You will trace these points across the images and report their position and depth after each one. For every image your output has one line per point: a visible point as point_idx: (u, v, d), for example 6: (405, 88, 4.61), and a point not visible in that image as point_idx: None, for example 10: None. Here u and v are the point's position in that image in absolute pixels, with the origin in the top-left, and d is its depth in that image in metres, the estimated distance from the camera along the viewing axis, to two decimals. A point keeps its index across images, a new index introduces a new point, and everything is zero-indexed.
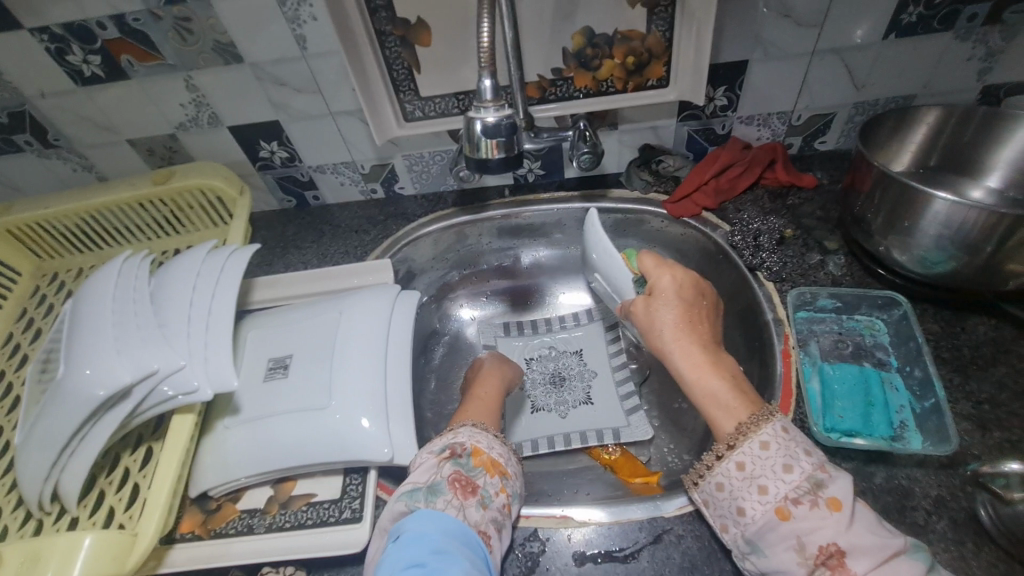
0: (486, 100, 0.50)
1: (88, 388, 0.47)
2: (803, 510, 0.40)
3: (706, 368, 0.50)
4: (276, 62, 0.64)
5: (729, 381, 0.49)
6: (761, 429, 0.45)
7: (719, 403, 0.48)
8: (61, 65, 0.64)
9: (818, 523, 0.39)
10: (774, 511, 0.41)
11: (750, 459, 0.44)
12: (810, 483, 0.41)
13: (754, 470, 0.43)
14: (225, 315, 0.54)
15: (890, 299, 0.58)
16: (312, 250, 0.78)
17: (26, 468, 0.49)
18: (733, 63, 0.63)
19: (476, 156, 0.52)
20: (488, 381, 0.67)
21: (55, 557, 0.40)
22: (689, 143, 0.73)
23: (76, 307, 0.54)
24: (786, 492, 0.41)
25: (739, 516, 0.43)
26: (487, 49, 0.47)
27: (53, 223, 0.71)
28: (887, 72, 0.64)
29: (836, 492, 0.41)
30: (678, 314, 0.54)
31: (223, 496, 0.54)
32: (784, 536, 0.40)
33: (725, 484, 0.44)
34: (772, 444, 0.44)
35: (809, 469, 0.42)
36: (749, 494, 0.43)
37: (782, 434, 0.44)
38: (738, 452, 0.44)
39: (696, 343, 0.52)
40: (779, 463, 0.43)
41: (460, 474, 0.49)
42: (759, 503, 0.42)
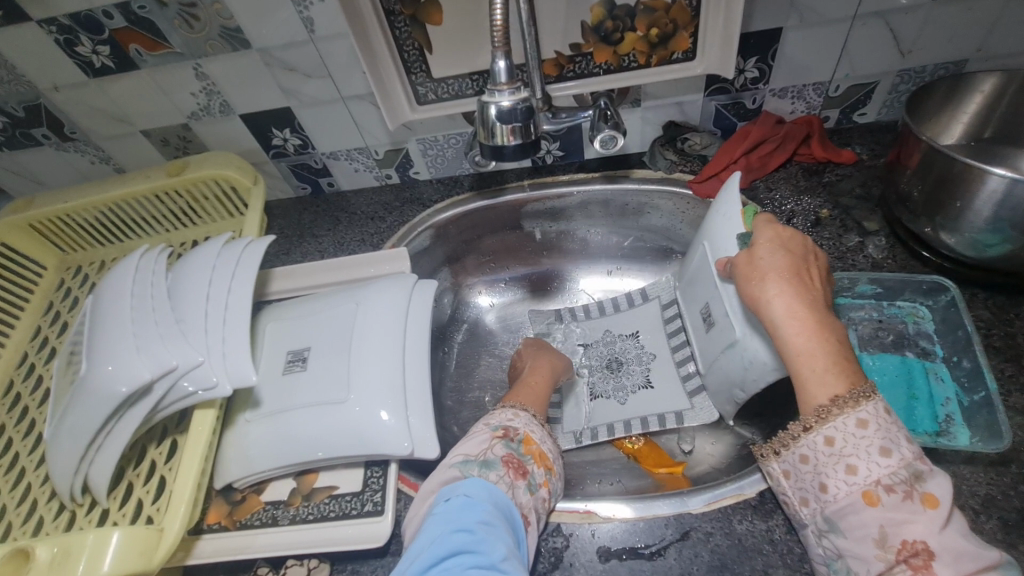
0: (501, 82, 0.47)
1: (110, 385, 0.47)
2: (895, 499, 0.38)
3: (808, 325, 0.44)
4: (284, 47, 0.62)
5: (832, 348, 0.43)
6: (859, 405, 0.40)
7: (814, 367, 0.43)
8: (72, 56, 0.63)
9: (906, 515, 0.37)
10: (861, 494, 0.39)
11: (841, 433, 0.40)
12: (908, 472, 0.38)
13: (846, 447, 0.40)
14: (242, 310, 0.53)
15: (936, 284, 0.53)
16: (328, 239, 0.77)
17: (56, 462, 0.50)
18: (766, 32, 0.59)
19: (492, 143, 0.50)
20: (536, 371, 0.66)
21: (86, 550, 0.41)
22: (717, 119, 0.69)
23: (96, 303, 0.54)
24: (879, 476, 0.39)
25: (821, 492, 0.41)
26: (500, 27, 0.44)
27: (73, 217, 0.71)
28: (937, 36, 0.59)
29: (935, 489, 0.38)
30: (785, 260, 0.47)
31: (248, 488, 0.55)
32: (866, 522, 0.38)
33: (809, 458, 0.42)
34: (871, 423, 0.40)
35: (909, 458, 0.39)
36: (834, 472, 0.41)
37: (884, 414, 0.40)
38: (828, 426, 0.41)
39: (803, 298, 0.45)
40: (875, 444, 0.39)
41: (512, 456, 0.49)
42: (844, 482, 0.40)
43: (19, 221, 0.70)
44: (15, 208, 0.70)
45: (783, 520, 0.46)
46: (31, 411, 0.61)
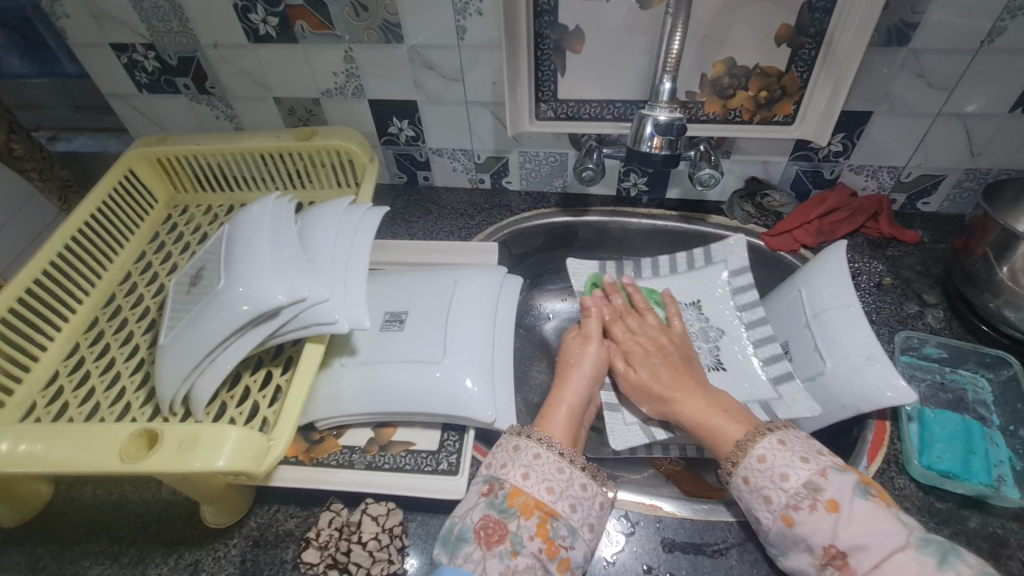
0: (662, 100, 0.56)
1: (242, 302, 0.51)
2: (804, 515, 0.44)
3: (679, 401, 0.58)
4: (432, 47, 0.70)
5: (719, 413, 0.55)
6: (756, 444, 0.49)
7: (711, 428, 0.54)
8: (242, 21, 0.71)
9: (816, 525, 0.43)
10: (781, 518, 0.45)
11: (752, 473, 0.48)
12: (807, 488, 0.45)
13: (757, 483, 0.47)
14: (362, 261, 0.58)
15: (998, 358, 0.59)
16: (419, 226, 0.84)
17: (166, 368, 0.54)
18: (859, 113, 0.67)
19: (640, 149, 0.58)
20: (567, 395, 0.59)
21: (206, 443, 0.43)
22: (795, 182, 0.76)
23: (233, 230, 0.59)
24: (787, 500, 0.45)
25: (758, 525, 0.47)
26: (675, 56, 0.54)
27: (194, 159, 0.77)
28: (1006, 145, 0.67)
29: (833, 494, 0.44)
30: (656, 369, 0.62)
31: (327, 431, 0.57)
32: (796, 541, 0.44)
33: (750, 478, 0.48)
34: (769, 456, 0.48)
35: (807, 475, 0.45)
36: (758, 504, 0.47)
37: (777, 446, 0.48)
38: (742, 468, 0.48)
39: (689, 383, 0.59)
40: (777, 472, 0.47)
41: (490, 519, 0.46)
42: (767, 511, 0.46)
43: (149, 153, 0.76)
44: (149, 141, 0.76)
45: None
46: (130, 323, 0.64)
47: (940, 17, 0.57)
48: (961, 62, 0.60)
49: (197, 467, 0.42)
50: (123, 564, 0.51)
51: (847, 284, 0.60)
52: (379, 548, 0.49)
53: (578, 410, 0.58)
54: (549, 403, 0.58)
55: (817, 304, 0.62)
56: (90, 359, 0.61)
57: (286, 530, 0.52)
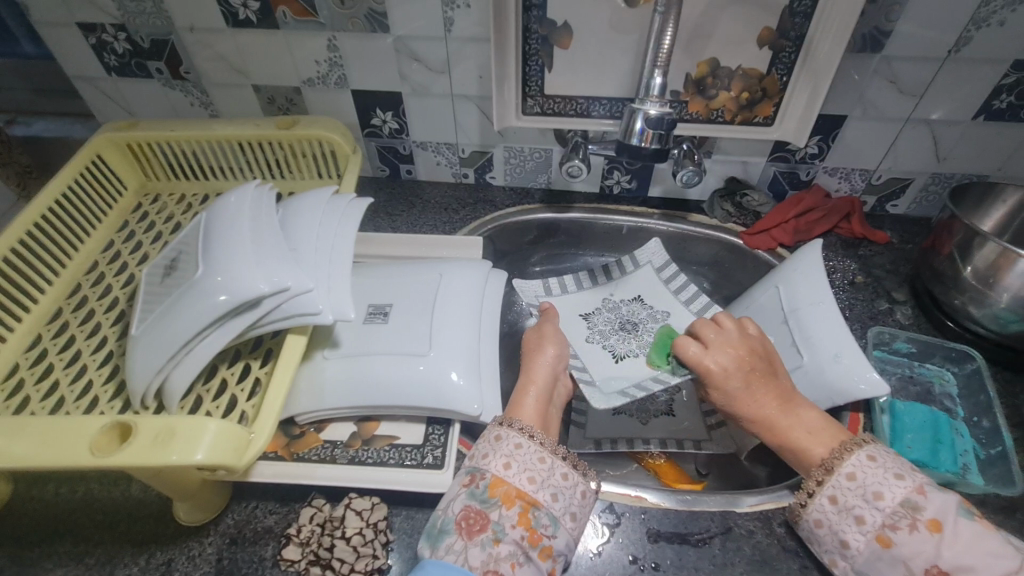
0: (653, 95, 0.57)
1: (220, 292, 0.49)
2: (901, 536, 0.42)
3: (765, 401, 0.53)
4: (419, 38, 0.69)
5: (808, 433, 0.50)
6: (844, 461, 0.47)
7: (798, 441, 0.51)
8: (221, 4, 0.69)
9: (917, 547, 0.41)
10: (875, 540, 0.43)
11: (841, 492, 0.46)
12: (906, 508, 0.43)
13: (847, 502, 0.45)
14: (347, 252, 0.57)
15: (964, 353, 0.61)
16: (402, 220, 0.82)
17: (138, 360, 0.51)
18: (834, 117, 0.69)
19: (629, 143, 0.59)
20: (536, 379, 0.58)
21: (183, 435, 0.42)
22: (773, 183, 0.78)
23: (210, 218, 0.56)
24: (882, 520, 0.43)
25: (843, 549, 0.45)
26: (664, 52, 0.55)
27: (167, 146, 0.74)
28: (969, 150, 0.70)
29: (933, 514, 0.42)
30: (735, 357, 0.55)
31: (308, 425, 0.56)
32: (892, 562, 0.43)
33: (838, 497, 0.46)
34: (858, 474, 0.46)
35: (903, 493, 0.43)
36: (848, 526, 0.45)
37: (869, 462, 0.46)
38: (828, 487, 0.46)
39: (767, 395, 0.53)
40: (870, 491, 0.44)
41: (471, 509, 0.46)
42: (858, 534, 0.44)
43: (119, 138, 0.73)
44: (119, 126, 0.73)
45: None
46: (98, 314, 0.61)
47: (912, 26, 0.59)
48: (930, 69, 0.63)
49: (174, 461, 0.41)
50: (89, 565, 0.48)
51: (822, 280, 0.62)
52: (364, 543, 0.48)
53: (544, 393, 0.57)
54: (519, 387, 0.57)
55: (794, 301, 0.63)
56: (54, 352, 0.58)
57: (265, 527, 0.51)
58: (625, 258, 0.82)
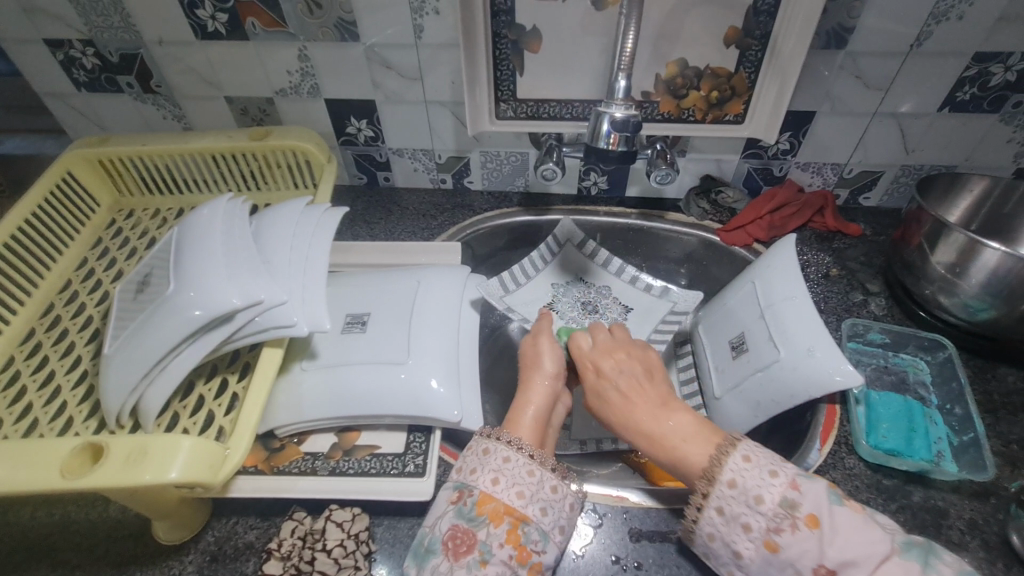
0: (618, 98, 0.58)
1: (193, 307, 0.49)
2: (787, 538, 0.40)
3: (642, 411, 0.52)
4: (389, 46, 0.69)
5: (684, 438, 0.48)
6: (723, 468, 0.44)
7: (676, 449, 0.48)
8: (188, 17, 0.68)
9: (801, 546, 0.40)
10: (763, 545, 0.41)
11: (726, 502, 0.43)
12: (784, 507, 0.41)
13: (733, 511, 0.43)
14: (322, 263, 0.56)
15: (936, 342, 0.63)
16: (380, 227, 0.82)
17: (111, 379, 0.51)
18: (803, 113, 0.70)
19: (598, 145, 0.59)
20: (534, 396, 0.57)
21: (156, 454, 0.41)
22: (747, 179, 0.79)
23: (181, 233, 0.56)
24: (766, 524, 0.41)
25: (738, 560, 0.43)
26: (629, 54, 0.55)
27: (140, 161, 0.74)
28: (936, 142, 0.72)
29: (811, 509, 0.41)
30: (631, 377, 0.56)
31: (288, 438, 0.56)
32: (782, 568, 0.41)
33: (724, 508, 0.43)
34: (738, 480, 0.43)
35: (780, 491, 0.42)
36: (736, 535, 0.43)
37: (743, 464, 0.44)
38: (714, 498, 0.44)
39: (648, 406, 0.52)
40: (750, 496, 0.42)
41: (457, 528, 0.46)
42: (747, 541, 0.42)
43: (89, 155, 0.72)
44: (89, 142, 0.72)
45: None
46: (71, 334, 0.60)
47: (874, 22, 0.60)
48: (894, 64, 0.64)
49: (147, 481, 0.40)
50: None
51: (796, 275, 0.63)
52: (345, 555, 0.48)
53: (542, 411, 0.56)
54: (517, 403, 0.57)
55: (772, 298, 0.64)
56: (27, 373, 0.57)
57: (246, 542, 0.50)
58: (551, 238, 0.80)
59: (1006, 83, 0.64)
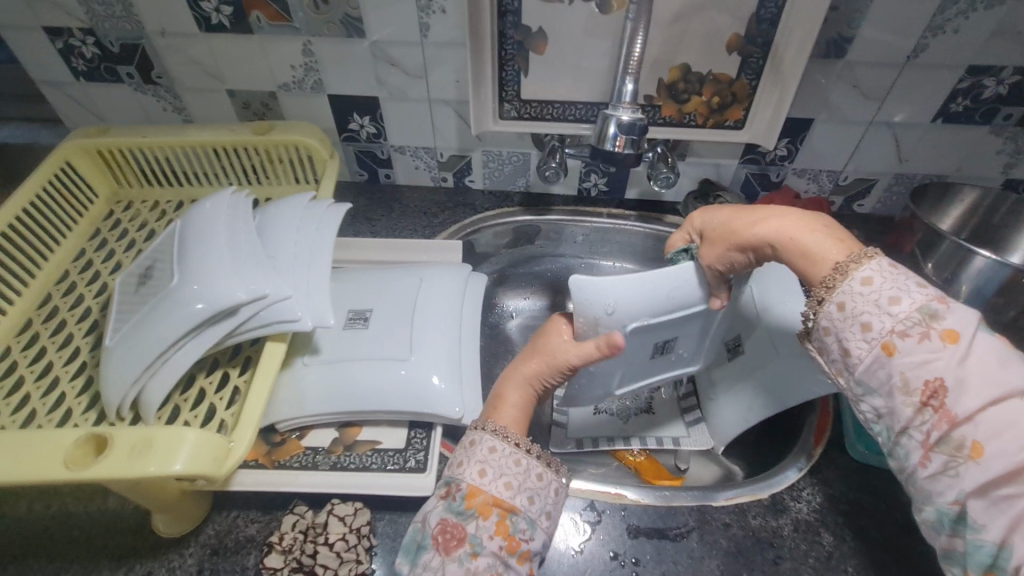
0: (624, 101, 0.58)
1: (197, 300, 0.49)
2: (910, 343, 0.38)
3: (760, 219, 0.48)
4: (395, 43, 0.69)
5: (815, 237, 0.45)
6: (861, 265, 0.42)
7: (803, 254, 0.45)
8: (193, 9, 0.68)
9: (924, 355, 0.38)
10: (879, 347, 0.40)
11: (852, 298, 0.41)
12: (922, 315, 0.39)
13: (856, 308, 0.41)
14: (325, 258, 0.57)
15: None
16: (381, 224, 0.82)
17: (112, 371, 0.50)
18: (801, 120, 0.71)
19: (605, 147, 0.60)
20: (522, 376, 0.56)
21: (160, 446, 0.41)
22: (745, 185, 0.80)
23: (185, 226, 0.56)
24: (892, 326, 0.39)
25: (846, 358, 0.42)
26: (635, 59, 0.56)
27: (139, 152, 0.73)
28: (929, 152, 0.73)
29: (953, 324, 0.38)
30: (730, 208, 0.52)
31: (289, 432, 0.56)
32: (888, 372, 0.39)
33: (847, 304, 0.41)
34: (876, 279, 0.41)
35: (923, 300, 0.39)
36: (852, 333, 0.41)
37: (888, 268, 0.41)
38: (838, 293, 0.42)
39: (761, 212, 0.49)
40: (885, 296, 0.40)
41: (447, 522, 0.46)
42: (862, 342, 0.40)
43: (88, 145, 0.71)
44: (89, 132, 0.72)
45: (792, 520, 0.53)
46: (70, 325, 0.60)
47: (872, 33, 0.62)
48: (890, 75, 0.65)
49: (151, 472, 0.40)
50: None
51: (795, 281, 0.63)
52: (347, 549, 0.48)
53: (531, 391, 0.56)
54: (501, 385, 0.56)
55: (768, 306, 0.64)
56: (24, 364, 0.57)
57: (246, 536, 0.50)
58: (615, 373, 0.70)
59: (997, 96, 0.66)
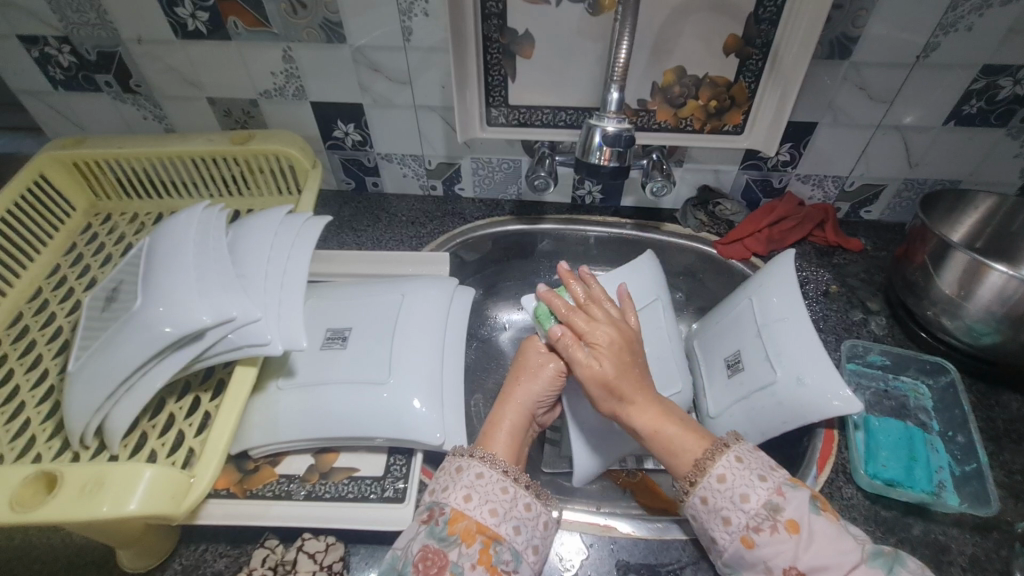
0: (610, 111, 0.56)
1: (160, 324, 0.46)
2: (764, 538, 0.43)
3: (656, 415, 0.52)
4: (377, 48, 0.66)
5: (681, 427, 0.51)
6: (716, 462, 0.47)
7: (670, 448, 0.50)
8: (168, 15, 0.65)
9: (776, 547, 0.43)
10: (739, 540, 0.44)
11: (712, 493, 0.46)
12: (768, 509, 0.44)
13: (716, 503, 0.46)
14: (299, 276, 0.54)
15: (938, 366, 0.61)
16: (367, 235, 0.80)
17: (75, 398, 0.48)
18: (805, 124, 0.68)
19: (588, 160, 0.57)
20: (514, 404, 0.55)
21: (113, 485, 0.39)
22: (746, 191, 0.77)
23: (153, 244, 0.53)
24: (747, 521, 0.44)
25: (714, 543, 0.46)
26: (622, 65, 0.53)
27: (116, 164, 0.71)
28: (940, 156, 0.69)
29: (793, 514, 0.43)
30: (609, 343, 0.54)
31: (263, 459, 0.54)
32: (754, 563, 0.44)
33: (708, 497, 0.46)
34: (728, 475, 0.47)
35: (766, 495, 0.45)
36: (716, 526, 0.46)
37: (737, 463, 0.47)
38: (700, 487, 0.47)
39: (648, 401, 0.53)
40: (737, 493, 0.45)
41: (429, 549, 0.43)
42: (725, 532, 0.45)
43: (64, 157, 0.69)
44: (64, 144, 0.70)
45: None
46: (38, 346, 0.58)
47: (879, 32, 0.58)
48: (899, 75, 0.62)
49: (105, 512, 0.38)
50: None
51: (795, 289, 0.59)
52: None
53: (524, 415, 0.55)
54: (493, 418, 0.55)
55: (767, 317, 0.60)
56: None
57: (215, 572, 0.48)
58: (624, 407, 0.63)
59: (1014, 97, 0.62)
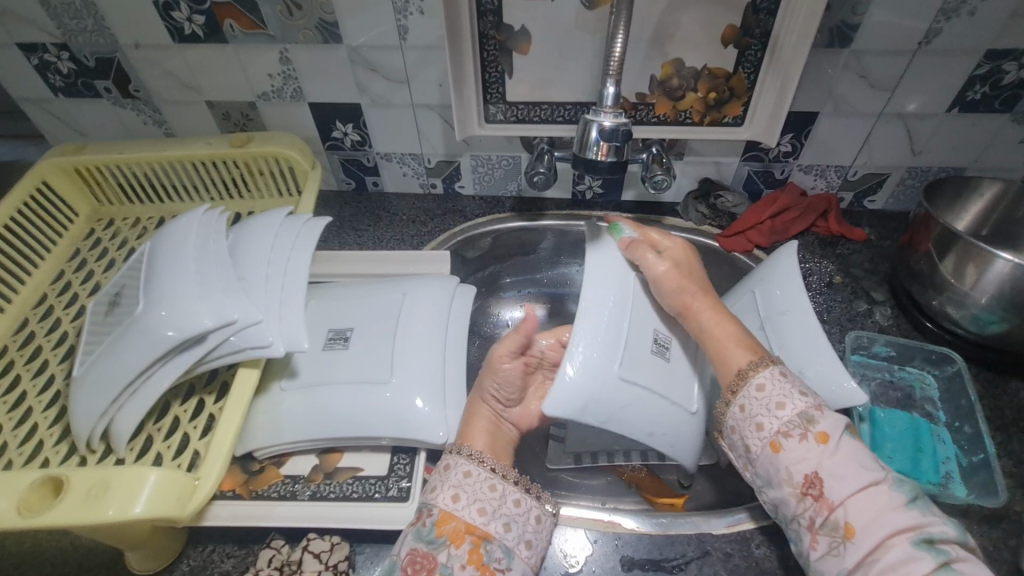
0: (606, 106, 0.55)
1: (162, 328, 0.47)
2: (793, 443, 0.45)
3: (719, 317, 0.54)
4: (374, 48, 0.66)
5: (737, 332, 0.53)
6: (759, 372, 0.49)
7: (722, 344, 0.52)
8: (164, 20, 0.66)
9: (803, 454, 0.44)
10: (769, 445, 0.46)
11: (751, 403, 0.48)
12: (802, 419, 0.46)
13: (752, 410, 0.48)
14: (300, 277, 0.54)
15: (944, 355, 0.60)
16: (368, 234, 0.80)
17: (80, 403, 0.49)
18: (806, 114, 0.67)
19: (587, 155, 0.57)
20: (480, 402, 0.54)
21: (118, 489, 0.39)
22: (748, 183, 0.76)
23: (154, 249, 0.54)
24: (778, 427, 0.46)
25: (748, 453, 0.48)
26: (617, 59, 0.53)
27: (116, 169, 0.71)
28: (944, 143, 0.68)
29: (826, 427, 0.44)
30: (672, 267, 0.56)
31: (267, 460, 0.54)
32: (778, 469, 0.45)
33: (746, 406, 0.48)
34: (767, 386, 0.48)
35: (802, 406, 0.46)
36: (750, 432, 0.48)
37: (779, 376, 0.48)
38: (741, 395, 0.49)
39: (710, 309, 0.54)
40: (773, 400, 0.47)
41: (417, 552, 0.43)
42: (757, 438, 0.47)
43: (65, 163, 0.70)
44: (65, 150, 0.70)
45: None
46: (44, 352, 0.58)
47: (879, 19, 0.57)
48: (901, 63, 0.61)
49: (110, 516, 0.38)
50: None
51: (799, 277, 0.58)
52: None
53: (496, 410, 0.54)
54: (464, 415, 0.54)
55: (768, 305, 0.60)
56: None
57: (222, 572, 0.48)
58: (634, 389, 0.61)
59: (1019, 82, 0.61)
